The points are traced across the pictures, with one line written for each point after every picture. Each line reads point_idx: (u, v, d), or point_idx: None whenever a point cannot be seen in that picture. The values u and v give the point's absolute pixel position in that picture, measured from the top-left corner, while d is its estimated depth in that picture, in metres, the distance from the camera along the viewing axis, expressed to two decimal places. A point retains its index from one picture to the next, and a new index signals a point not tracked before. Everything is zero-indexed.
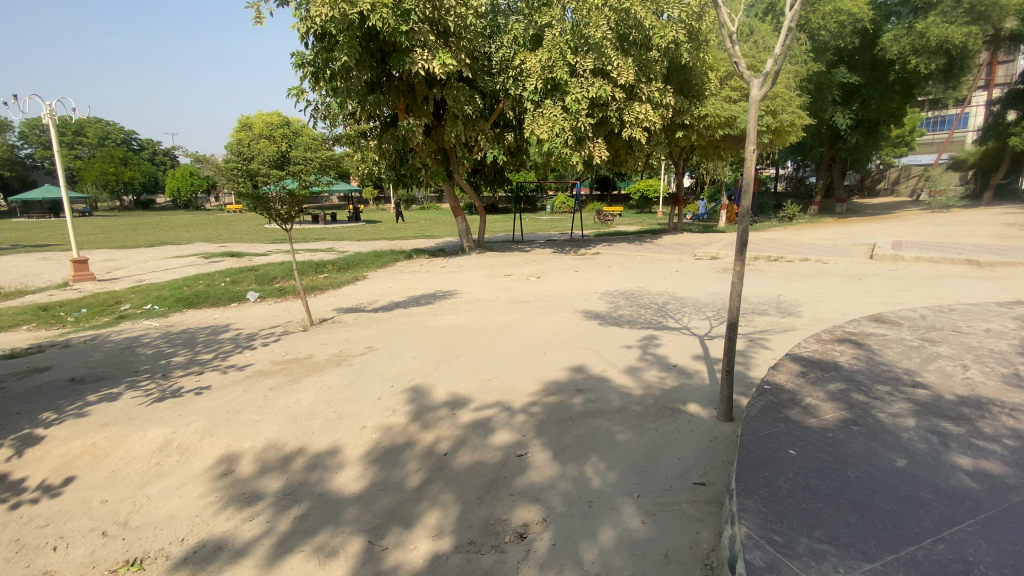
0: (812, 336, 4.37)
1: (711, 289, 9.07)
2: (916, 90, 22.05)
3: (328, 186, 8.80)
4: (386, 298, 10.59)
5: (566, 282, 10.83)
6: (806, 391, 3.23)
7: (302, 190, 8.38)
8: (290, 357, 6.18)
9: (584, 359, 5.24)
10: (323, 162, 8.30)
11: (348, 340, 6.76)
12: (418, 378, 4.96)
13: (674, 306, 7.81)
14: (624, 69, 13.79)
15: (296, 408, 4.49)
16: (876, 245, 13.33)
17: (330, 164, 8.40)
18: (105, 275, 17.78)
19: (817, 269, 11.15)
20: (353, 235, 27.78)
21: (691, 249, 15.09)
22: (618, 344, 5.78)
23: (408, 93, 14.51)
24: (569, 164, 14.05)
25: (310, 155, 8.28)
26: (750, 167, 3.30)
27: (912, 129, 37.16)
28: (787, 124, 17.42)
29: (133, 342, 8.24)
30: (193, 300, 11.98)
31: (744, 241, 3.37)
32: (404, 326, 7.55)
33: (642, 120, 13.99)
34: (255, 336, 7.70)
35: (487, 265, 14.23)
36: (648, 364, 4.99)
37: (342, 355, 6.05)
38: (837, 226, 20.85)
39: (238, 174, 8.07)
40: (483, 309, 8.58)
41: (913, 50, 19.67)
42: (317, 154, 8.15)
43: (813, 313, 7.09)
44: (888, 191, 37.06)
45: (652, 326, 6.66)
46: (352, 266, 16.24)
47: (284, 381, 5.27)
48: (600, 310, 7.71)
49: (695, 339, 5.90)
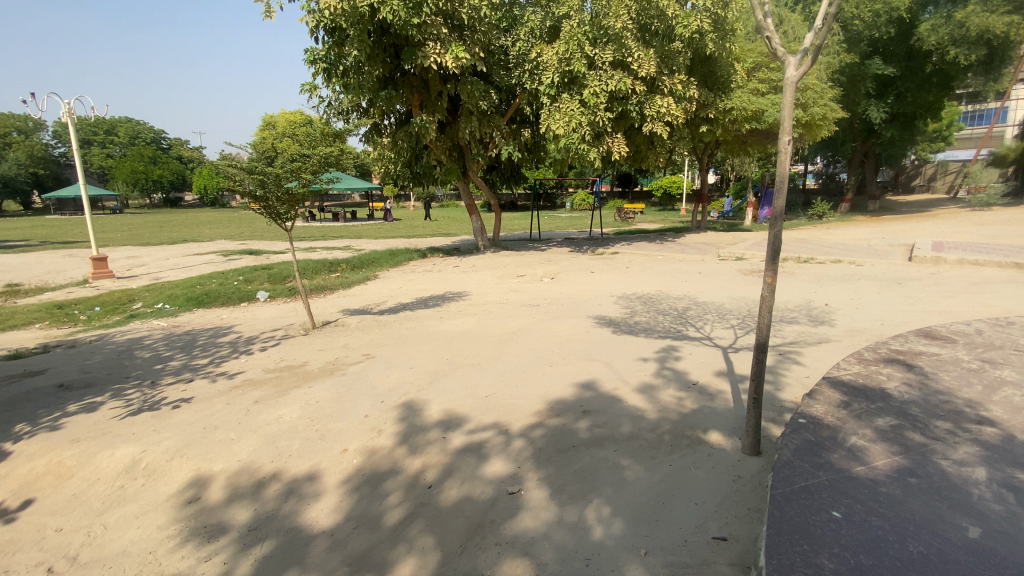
0: (853, 356, 3.83)
1: (735, 294, 8.49)
2: (955, 82, 20.84)
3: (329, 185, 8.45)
4: (395, 299, 10.26)
5: (581, 284, 10.35)
6: (850, 427, 2.72)
7: (300, 189, 8.02)
8: (283, 364, 5.87)
9: (594, 374, 4.76)
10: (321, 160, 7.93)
11: (346, 346, 6.43)
12: (411, 392, 4.57)
13: (694, 312, 7.26)
14: (645, 60, 13.19)
15: (276, 426, 4.13)
16: (915, 246, 12.48)
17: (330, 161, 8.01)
18: (125, 273, 17.94)
19: (850, 272, 10.43)
20: (370, 233, 27.66)
21: (715, 249, 14.42)
22: (633, 357, 5.28)
23: (422, 89, 14.19)
24: (586, 160, 13.53)
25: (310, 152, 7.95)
26: (786, 160, 2.80)
27: (949, 123, 35.43)
28: (819, 117, 16.57)
29: (135, 344, 8.07)
30: (202, 300, 11.86)
31: (777, 248, 2.87)
32: (407, 331, 7.18)
33: (664, 114, 13.36)
34: (254, 340, 7.44)
35: (501, 265, 13.82)
36: (664, 382, 4.49)
37: (336, 364, 5.71)
38: (870, 225, 19.84)
39: (236, 173, 7.70)
40: (491, 312, 8.17)
41: (953, 40, 18.58)
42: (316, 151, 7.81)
43: (848, 323, 6.48)
44: (923, 187, 35.47)
45: (670, 335, 6.14)
46: (365, 265, 16.00)
47: (271, 393, 4.93)
48: (615, 315, 7.22)
49: (717, 352, 5.36)
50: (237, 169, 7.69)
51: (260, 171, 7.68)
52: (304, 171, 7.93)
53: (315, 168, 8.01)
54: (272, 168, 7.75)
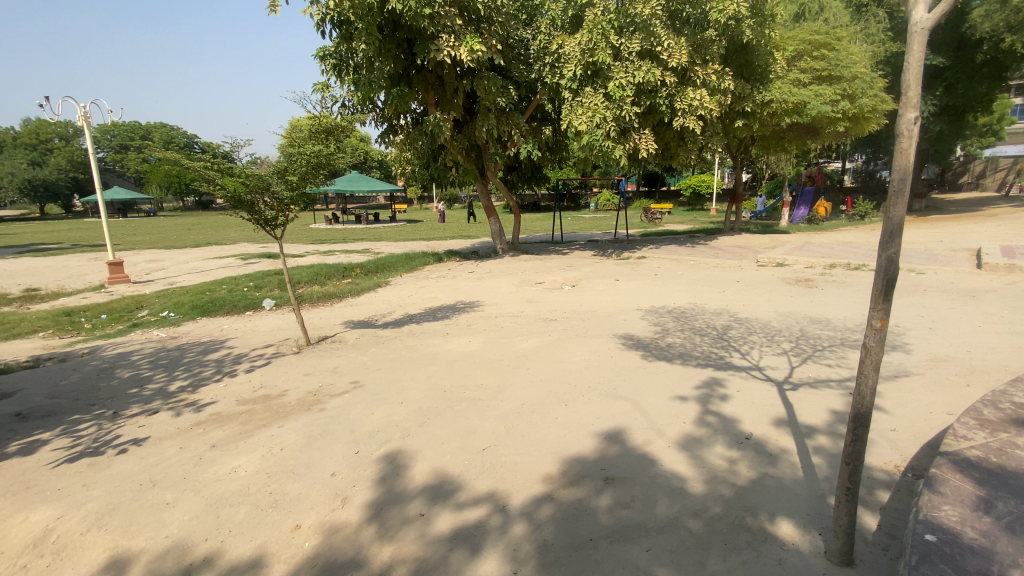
0: (970, 416, 2.82)
1: (780, 308, 7.46)
2: (1008, 72, 18.94)
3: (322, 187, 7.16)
4: (402, 310, 9.51)
5: (606, 294, 9.44)
6: (1007, 557, 1.80)
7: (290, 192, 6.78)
8: (261, 393, 5.14)
9: (621, 420, 3.87)
10: (310, 159, 6.77)
11: (335, 369, 5.67)
12: (395, 440, 3.75)
13: (737, 332, 6.26)
14: (675, 50, 12.12)
15: (225, 487, 3.37)
16: (981, 250, 11.15)
17: (322, 160, 6.86)
18: (142, 277, 17.76)
19: (909, 282, 9.25)
20: (391, 236, 27.23)
21: (753, 253, 13.31)
22: (668, 395, 4.34)
23: (437, 86, 13.45)
24: (611, 158, 12.58)
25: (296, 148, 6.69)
26: (909, 150, 1.88)
27: (1002, 117, 32.99)
28: (868, 109, 15.34)
29: (122, 360, 7.51)
30: (207, 308, 11.35)
31: (892, 277, 1.95)
32: (408, 349, 6.38)
33: (697, 108, 12.31)
34: (242, 358, 6.77)
35: (519, 271, 12.99)
36: (709, 435, 3.56)
37: (318, 395, 4.94)
38: (920, 226, 18.33)
39: (215, 176, 6.42)
40: (504, 328, 7.33)
41: (1009, 27, 17.14)
42: (304, 147, 6.67)
43: (926, 349, 5.40)
44: (971, 185, 33.13)
45: (710, 363, 5.18)
46: (380, 269, 15.41)
47: (233, 435, 4.17)
48: (642, 335, 6.30)
49: (771, 391, 4.37)
50: (215, 172, 6.41)
51: (244, 174, 6.46)
52: (293, 172, 6.74)
53: (303, 167, 6.75)
54: (257, 171, 6.56)
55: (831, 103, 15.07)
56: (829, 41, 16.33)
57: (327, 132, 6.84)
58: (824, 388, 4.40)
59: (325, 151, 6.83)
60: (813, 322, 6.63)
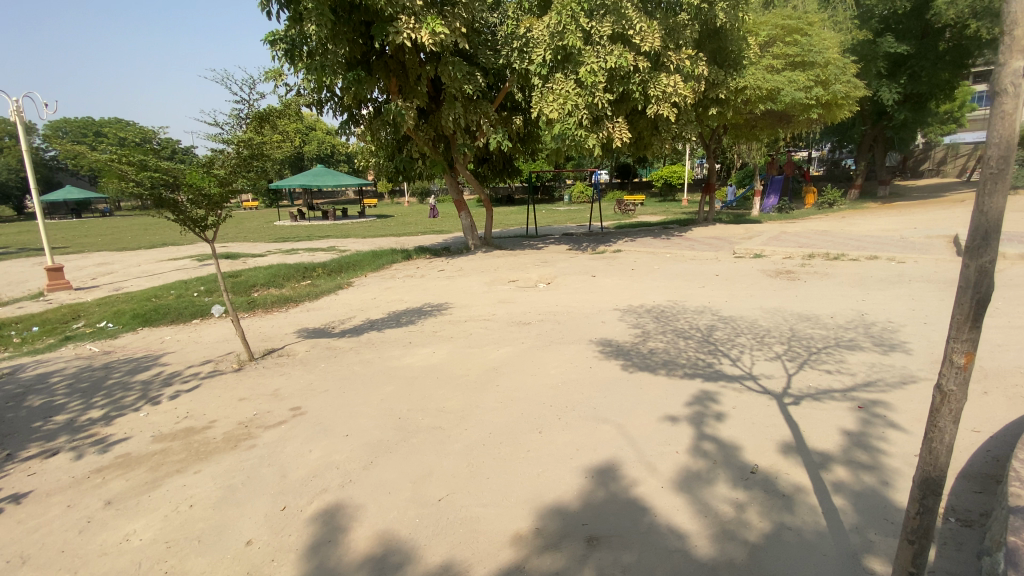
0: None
1: (765, 304, 7.01)
2: (970, 60, 19.17)
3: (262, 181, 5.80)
4: (363, 315, 8.75)
5: (583, 292, 8.90)
6: None
7: (220, 186, 5.45)
8: (185, 425, 4.40)
9: (604, 452, 3.28)
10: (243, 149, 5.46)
11: (275, 392, 4.93)
12: (333, 490, 3.08)
13: (723, 334, 5.76)
14: (647, 33, 11.59)
15: (111, 567, 2.66)
16: (957, 237, 11.02)
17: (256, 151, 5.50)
18: (86, 283, 16.41)
19: (892, 273, 8.94)
20: (358, 232, 26.18)
21: (730, 244, 12.99)
22: (655, 416, 3.76)
23: (400, 72, 12.66)
24: (583, 148, 11.98)
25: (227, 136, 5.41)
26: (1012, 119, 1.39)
27: (962, 105, 33.54)
28: (842, 96, 15.16)
29: (38, 381, 6.61)
30: (150, 317, 10.35)
31: (986, 297, 1.46)
32: (363, 363, 5.67)
33: (670, 94, 11.81)
34: (175, 378, 5.97)
35: (491, 268, 12.35)
36: (709, 471, 2.99)
37: (252, 426, 4.22)
38: (890, 213, 18.39)
39: (125, 171, 5.06)
40: (472, 333, 6.69)
41: (973, 12, 16.75)
42: (232, 134, 5.35)
43: (927, 349, 4.96)
44: (933, 172, 33.93)
45: (699, 373, 4.63)
46: (345, 269, 14.54)
47: (137, 485, 3.44)
48: (622, 339, 5.77)
49: (770, 406, 3.84)
50: (126, 166, 5.05)
51: (162, 168, 5.11)
52: (222, 165, 5.41)
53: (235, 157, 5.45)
54: (178, 165, 5.23)
55: (805, 89, 14.86)
56: (802, 26, 16.05)
57: (261, 118, 5.56)
58: (829, 401, 3.88)
59: (259, 140, 5.52)
60: (801, 319, 6.18)
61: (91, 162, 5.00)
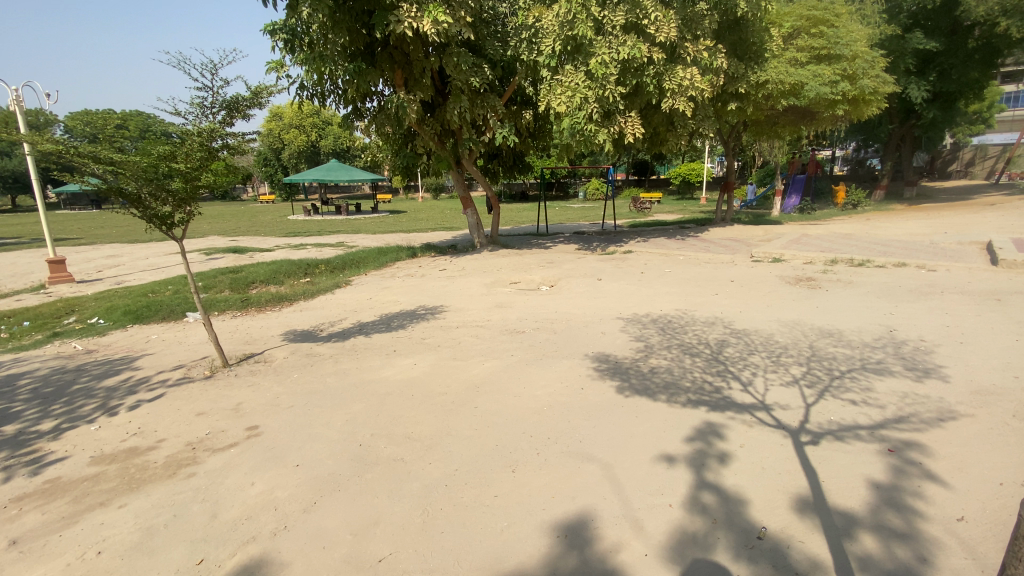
0: None
1: (781, 316, 6.41)
2: (1001, 59, 18.12)
3: (230, 176, 5.41)
4: (354, 318, 8.32)
5: (586, 297, 8.38)
6: None
7: (184, 181, 5.03)
8: (132, 445, 4.02)
9: (582, 501, 2.79)
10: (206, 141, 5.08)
11: (236, 407, 4.53)
12: (261, 540, 2.67)
13: (735, 352, 5.18)
14: (663, 22, 10.93)
15: None
16: (992, 243, 10.25)
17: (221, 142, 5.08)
18: (91, 276, 16.32)
19: (923, 282, 8.25)
20: (368, 228, 25.86)
21: (747, 247, 12.33)
22: (648, 454, 3.25)
23: (404, 64, 12.19)
24: (593, 144, 11.39)
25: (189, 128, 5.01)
26: None
27: (994, 104, 32.04)
28: (870, 91, 14.35)
29: (7, 383, 6.31)
30: (141, 314, 10.07)
31: None
32: (337, 374, 5.22)
33: (687, 87, 11.16)
34: (141, 384, 5.61)
35: (494, 268, 11.86)
36: (707, 537, 2.48)
37: (200, 448, 3.82)
38: (917, 216, 17.49)
39: (81, 164, 4.59)
40: (461, 342, 6.21)
41: (1004, 11, 15.75)
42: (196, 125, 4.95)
43: (968, 376, 4.33)
44: (960, 173, 32.58)
45: (705, 399, 4.08)
46: (347, 266, 14.18)
47: (54, 519, 3.08)
48: (620, 355, 5.23)
49: (784, 445, 3.30)
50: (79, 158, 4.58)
51: (119, 160, 4.63)
52: (186, 157, 4.98)
53: (199, 150, 5.06)
54: (136, 156, 4.74)
55: (830, 84, 14.10)
56: (828, 17, 15.24)
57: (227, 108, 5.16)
58: (854, 441, 3.33)
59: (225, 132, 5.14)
60: (822, 336, 5.57)
61: (38, 153, 4.49)
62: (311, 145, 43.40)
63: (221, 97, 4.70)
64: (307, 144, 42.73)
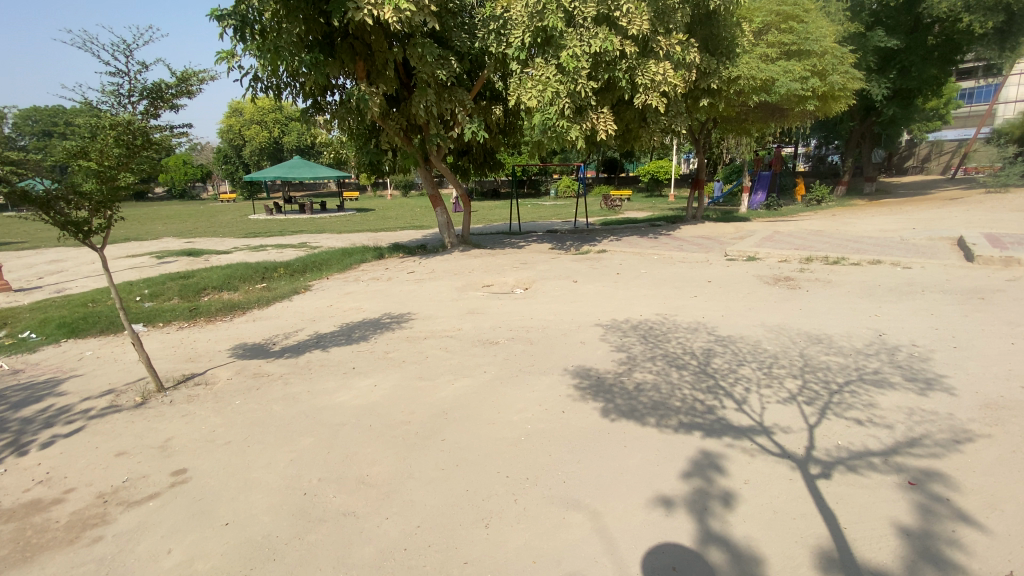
0: None
1: (766, 321, 6.10)
2: (958, 57, 18.66)
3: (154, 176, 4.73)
4: (312, 328, 7.66)
5: (562, 301, 7.95)
6: None
7: (99, 181, 4.31)
8: (33, 498, 3.37)
9: (570, 568, 2.36)
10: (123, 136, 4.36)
11: (163, 445, 3.89)
12: None
13: (723, 363, 4.81)
14: (636, 14, 10.55)
15: None
16: (962, 239, 10.30)
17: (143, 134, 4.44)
18: (26, 282, 15.00)
19: (901, 280, 8.14)
20: (333, 227, 24.86)
21: (722, 245, 12.15)
22: (642, 496, 2.82)
23: (366, 55, 11.52)
24: (566, 140, 10.95)
25: (100, 120, 4.27)
26: None
27: (949, 101, 33.07)
28: (839, 87, 14.44)
29: None
30: (76, 327, 9.14)
31: None
32: (285, 399, 4.61)
33: (660, 83, 10.87)
34: (58, 415, 4.86)
35: (465, 270, 11.33)
36: None
37: (116, 501, 3.21)
38: (881, 211, 17.77)
39: None
40: (428, 356, 5.67)
41: (966, 7, 16.11)
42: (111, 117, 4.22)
43: (971, 388, 4.05)
44: (916, 169, 33.61)
45: (698, 422, 3.67)
46: (309, 269, 13.38)
47: None
48: (602, 369, 4.79)
49: (793, 480, 2.92)
50: None
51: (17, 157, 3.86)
52: (101, 153, 4.29)
53: (117, 146, 4.35)
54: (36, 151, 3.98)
55: (801, 80, 14.13)
56: (797, 13, 15.25)
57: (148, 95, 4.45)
58: (870, 473, 2.97)
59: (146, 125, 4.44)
60: (812, 342, 5.27)
61: None
62: (274, 142, 41.84)
63: (140, 82, 4.06)
64: (270, 140, 41.18)
